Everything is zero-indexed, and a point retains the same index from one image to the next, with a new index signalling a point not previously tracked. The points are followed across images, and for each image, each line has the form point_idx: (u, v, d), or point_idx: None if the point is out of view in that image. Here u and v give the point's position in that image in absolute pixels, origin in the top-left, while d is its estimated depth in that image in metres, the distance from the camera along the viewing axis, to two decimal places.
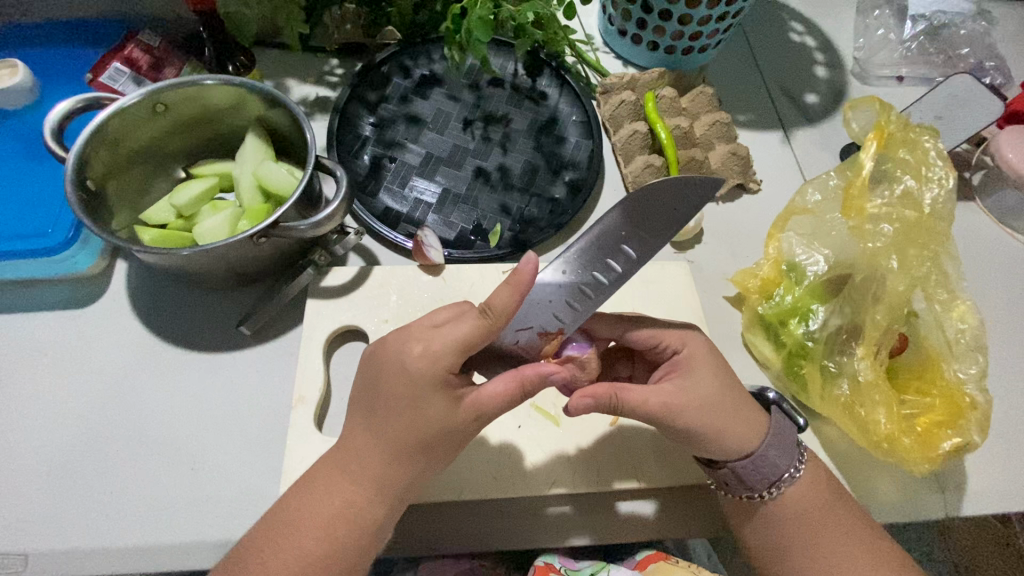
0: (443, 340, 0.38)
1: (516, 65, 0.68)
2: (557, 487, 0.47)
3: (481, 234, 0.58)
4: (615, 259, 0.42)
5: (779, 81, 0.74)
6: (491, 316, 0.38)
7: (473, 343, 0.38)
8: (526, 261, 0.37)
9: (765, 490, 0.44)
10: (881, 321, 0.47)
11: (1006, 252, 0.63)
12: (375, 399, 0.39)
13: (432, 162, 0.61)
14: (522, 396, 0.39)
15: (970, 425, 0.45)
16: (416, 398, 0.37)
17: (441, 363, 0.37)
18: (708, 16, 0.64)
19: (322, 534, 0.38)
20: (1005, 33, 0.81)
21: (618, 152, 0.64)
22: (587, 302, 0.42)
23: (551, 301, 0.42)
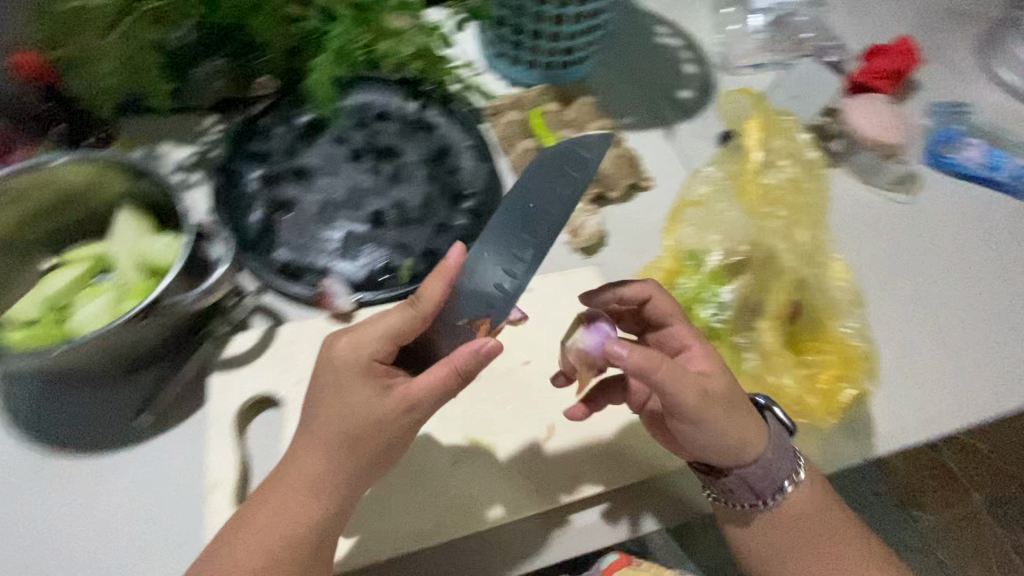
0: (369, 335, 0.38)
1: (401, 99, 0.67)
2: (503, 515, 0.47)
3: (388, 272, 0.56)
4: (531, 228, 0.43)
5: (654, 81, 0.79)
6: (420, 306, 0.39)
7: (401, 333, 0.38)
8: (454, 251, 0.39)
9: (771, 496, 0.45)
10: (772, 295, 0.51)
11: (873, 208, 0.70)
12: (324, 408, 0.37)
13: (328, 208, 0.60)
14: (459, 373, 0.37)
15: (859, 375, 0.50)
16: (352, 385, 0.37)
17: (365, 350, 0.38)
18: (576, 31, 0.68)
19: (275, 567, 0.36)
20: (838, 16, 0.91)
21: (514, 170, 0.65)
22: (516, 280, 0.42)
23: (474, 291, 0.42)
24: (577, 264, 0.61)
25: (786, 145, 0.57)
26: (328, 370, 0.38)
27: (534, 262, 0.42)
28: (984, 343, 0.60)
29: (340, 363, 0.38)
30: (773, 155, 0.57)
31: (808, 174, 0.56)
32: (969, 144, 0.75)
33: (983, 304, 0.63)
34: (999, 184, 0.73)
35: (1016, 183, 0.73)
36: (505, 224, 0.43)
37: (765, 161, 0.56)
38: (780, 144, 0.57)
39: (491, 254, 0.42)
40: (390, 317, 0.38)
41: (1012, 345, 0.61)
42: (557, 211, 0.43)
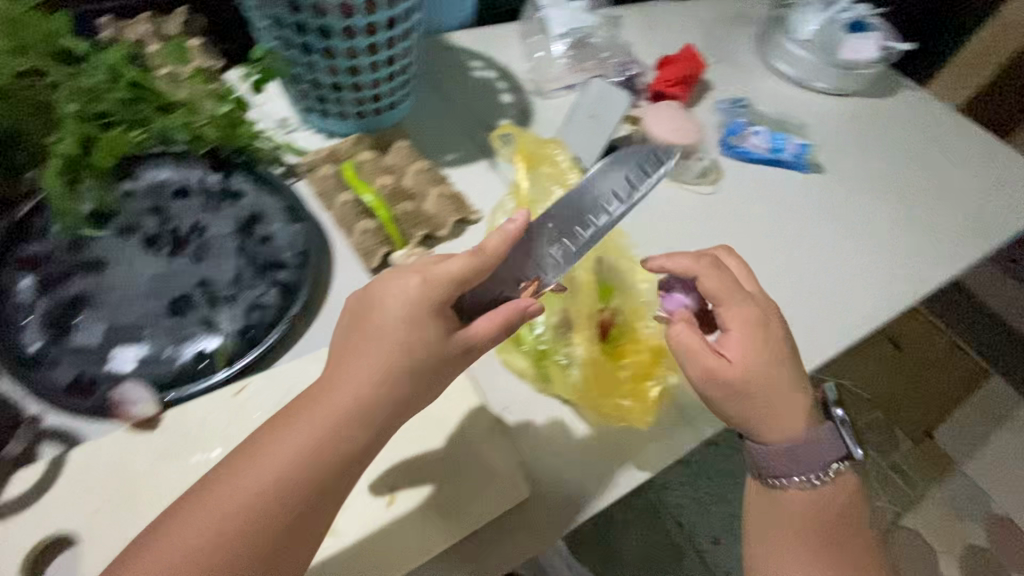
0: (450, 270, 0.42)
1: (200, 171, 0.64)
2: None
3: (201, 360, 0.52)
4: (614, 199, 0.48)
5: (473, 115, 0.82)
6: (484, 253, 0.43)
7: (475, 272, 0.43)
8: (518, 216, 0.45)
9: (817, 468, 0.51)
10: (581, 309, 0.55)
11: (684, 203, 0.77)
12: (395, 345, 0.40)
13: (125, 302, 0.55)
14: (511, 318, 0.43)
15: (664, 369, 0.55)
16: (426, 320, 0.41)
17: (439, 291, 0.42)
18: (376, 79, 0.68)
19: (213, 556, 0.36)
20: (634, 34, 1.01)
21: (336, 226, 0.64)
22: (555, 266, 0.48)
23: (526, 255, 0.47)
24: None
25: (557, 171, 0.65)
26: (389, 308, 0.41)
27: (582, 248, 0.48)
28: (781, 309, 0.69)
29: (439, 286, 0.41)
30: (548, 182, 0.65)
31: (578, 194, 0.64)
32: (752, 131, 0.84)
33: (778, 274, 0.73)
34: (785, 162, 0.84)
35: (798, 159, 0.84)
36: (570, 204, 0.47)
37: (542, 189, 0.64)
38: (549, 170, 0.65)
39: (551, 226, 0.47)
40: (453, 263, 0.42)
41: (803, 306, 0.70)
42: (610, 219, 0.48)
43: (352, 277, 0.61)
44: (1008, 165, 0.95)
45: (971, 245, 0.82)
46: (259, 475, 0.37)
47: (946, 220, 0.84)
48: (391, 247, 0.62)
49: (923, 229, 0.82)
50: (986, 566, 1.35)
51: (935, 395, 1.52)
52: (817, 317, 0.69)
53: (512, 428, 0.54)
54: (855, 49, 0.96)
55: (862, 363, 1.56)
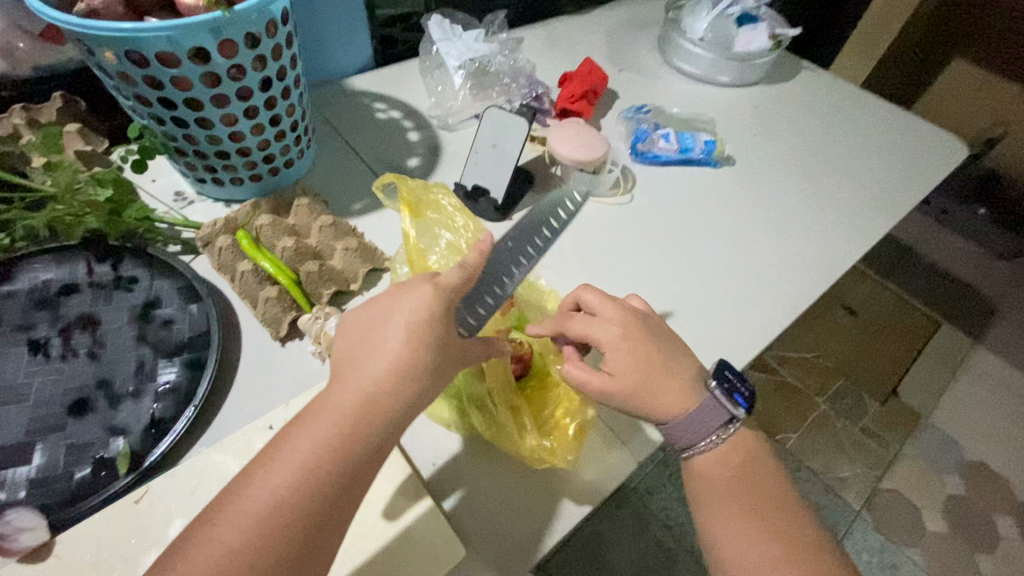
0: (448, 280, 0.45)
1: (86, 263, 0.60)
2: None
3: (100, 467, 0.49)
4: (522, 249, 0.61)
5: (380, 158, 0.81)
6: (467, 267, 0.46)
7: (465, 281, 0.46)
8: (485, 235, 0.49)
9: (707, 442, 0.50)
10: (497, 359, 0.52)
11: (602, 216, 0.77)
12: (371, 375, 0.41)
13: (9, 419, 0.51)
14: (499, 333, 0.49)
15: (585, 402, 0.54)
16: (433, 325, 0.43)
17: (434, 300, 0.43)
18: (264, 141, 0.66)
19: None
20: (535, 55, 1.02)
21: (241, 297, 0.61)
22: (513, 277, 0.57)
23: (488, 274, 0.56)
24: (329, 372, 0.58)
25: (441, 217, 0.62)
26: (380, 328, 0.43)
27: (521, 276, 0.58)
28: (708, 308, 0.69)
29: (451, 289, 0.44)
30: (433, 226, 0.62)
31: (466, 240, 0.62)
32: (660, 135, 0.85)
33: (701, 273, 0.73)
34: (695, 160, 0.85)
35: (707, 156, 0.85)
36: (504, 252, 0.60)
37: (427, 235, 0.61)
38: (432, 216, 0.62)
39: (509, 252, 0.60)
40: (451, 273, 0.45)
41: (729, 302, 0.70)
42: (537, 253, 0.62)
43: (262, 350, 0.59)
44: (904, 132, 0.99)
45: (881, 214, 0.84)
46: (246, 521, 0.36)
47: (854, 194, 0.87)
48: (300, 312, 0.60)
49: (833, 207, 0.85)
50: (968, 514, 1.36)
51: (891, 353, 1.56)
52: (744, 310, 0.70)
53: (434, 485, 0.52)
54: (748, 39, 0.99)
55: (819, 334, 1.59)
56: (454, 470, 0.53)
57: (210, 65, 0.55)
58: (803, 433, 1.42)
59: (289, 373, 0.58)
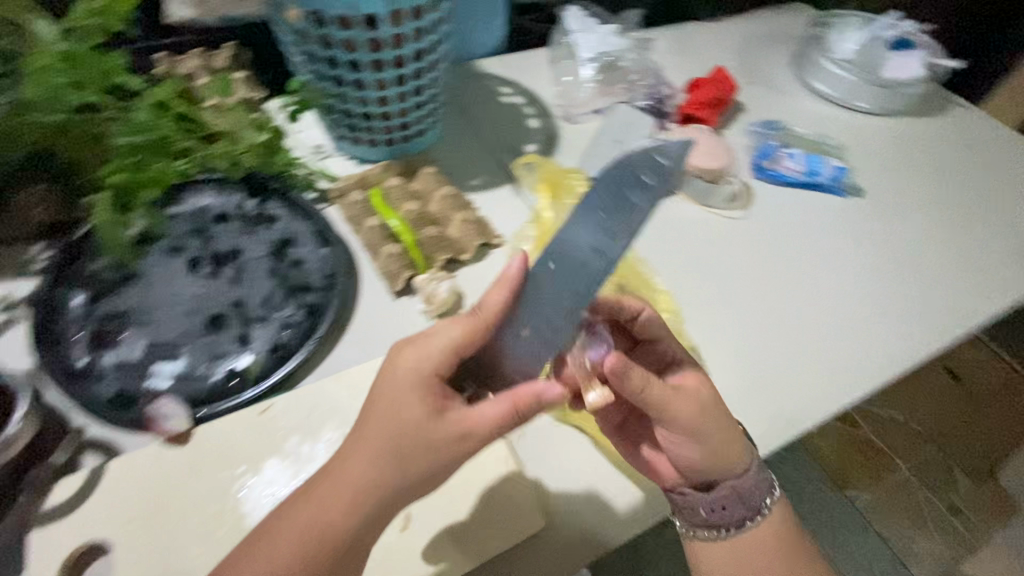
0: (433, 347, 0.42)
1: (239, 196, 0.67)
2: None
3: (232, 376, 0.54)
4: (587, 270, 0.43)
5: (501, 139, 0.83)
6: (478, 317, 0.44)
7: (461, 346, 0.43)
8: (514, 262, 0.45)
9: (756, 508, 0.51)
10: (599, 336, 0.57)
11: (715, 226, 0.75)
12: (353, 451, 0.39)
13: (162, 319, 0.57)
14: (518, 404, 0.42)
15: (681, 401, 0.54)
16: (409, 399, 0.40)
17: (427, 367, 0.41)
18: (405, 108, 0.70)
19: None
20: (665, 56, 1.01)
21: (365, 250, 0.66)
22: (568, 312, 0.44)
23: (537, 310, 0.45)
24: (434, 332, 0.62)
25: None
26: (370, 396, 0.41)
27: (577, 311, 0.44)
28: (817, 337, 0.66)
29: (433, 361, 0.42)
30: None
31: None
32: (786, 154, 0.82)
33: (813, 301, 0.70)
34: (821, 186, 0.81)
35: (835, 183, 0.81)
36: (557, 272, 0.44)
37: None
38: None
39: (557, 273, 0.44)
40: (438, 338, 0.42)
41: (840, 335, 0.67)
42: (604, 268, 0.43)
43: (375, 300, 0.63)
44: None
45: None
46: None
47: (992, 245, 0.80)
48: (415, 272, 0.64)
49: (966, 255, 0.78)
50: None
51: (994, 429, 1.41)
52: (854, 346, 0.66)
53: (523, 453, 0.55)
54: (898, 66, 0.94)
55: (914, 392, 1.46)
56: (541, 447, 0.55)
57: (376, 31, 0.60)
58: (876, 493, 1.33)
59: (399, 325, 0.62)
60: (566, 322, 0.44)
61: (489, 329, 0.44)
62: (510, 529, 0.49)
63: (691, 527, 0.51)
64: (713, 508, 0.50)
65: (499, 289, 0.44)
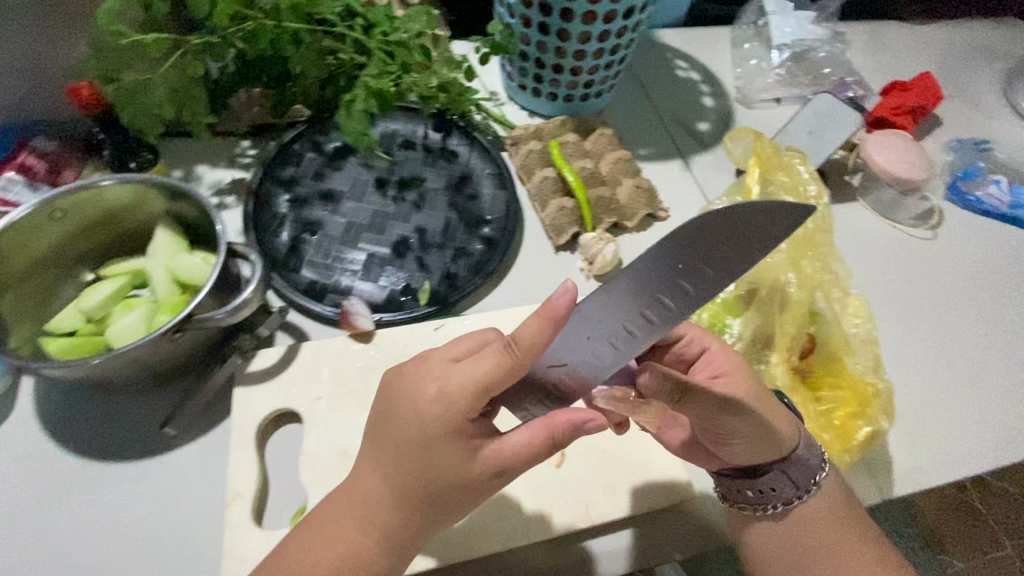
0: (463, 378, 0.36)
1: (425, 128, 0.71)
2: (533, 536, 0.47)
3: (410, 293, 0.59)
4: (656, 304, 0.38)
5: (673, 113, 0.81)
6: (514, 351, 0.36)
7: (491, 382, 0.36)
8: (562, 290, 0.36)
9: (807, 487, 0.44)
10: (791, 329, 0.50)
11: (895, 242, 0.70)
12: (395, 481, 0.37)
13: (354, 230, 0.63)
14: (553, 434, 0.38)
15: (876, 413, 0.47)
16: (443, 446, 0.36)
17: (454, 404, 0.36)
18: (595, 66, 0.70)
19: None
20: (857, 53, 0.93)
21: (533, 199, 0.67)
22: (633, 339, 0.38)
23: (591, 336, 0.40)
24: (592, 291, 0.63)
25: (791, 179, 0.58)
26: (390, 431, 0.38)
27: (630, 347, 0.38)
28: (1001, 381, 0.60)
29: (460, 397, 0.36)
30: (776, 190, 0.58)
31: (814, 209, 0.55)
32: (991, 180, 0.75)
33: (1001, 341, 0.63)
34: None
35: None
36: (619, 297, 0.39)
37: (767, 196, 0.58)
38: (783, 179, 0.58)
39: (610, 303, 0.40)
40: (469, 369, 0.36)
41: None
42: (677, 308, 0.37)
43: (538, 250, 0.65)
44: None
45: None
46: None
47: None
48: (582, 229, 0.65)
49: None
50: None
51: None
52: None
53: None
54: None
55: None
56: None
57: None
58: None
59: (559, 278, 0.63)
60: (609, 361, 0.39)
61: (527, 364, 0.37)
62: (637, 490, 0.50)
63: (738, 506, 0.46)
64: (760, 490, 0.45)
65: (541, 322, 0.36)
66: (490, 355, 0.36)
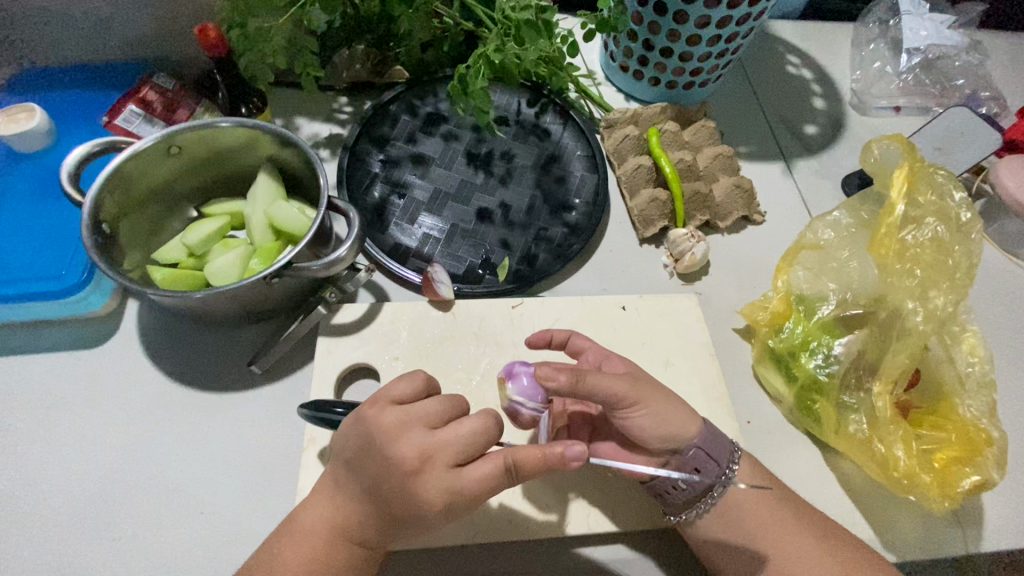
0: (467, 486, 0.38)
1: (521, 101, 0.70)
2: (592, 526, 0.47)
3: (489, 267, 0.59)
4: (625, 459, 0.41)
5: (779, 112, 0.76)
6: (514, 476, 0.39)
7: (489, 489, 0.38)
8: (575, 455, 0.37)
9: (728, 464, 0.45)
10: (901, 359, 0.46)
11: (1014, 280, 0.63)
12: None
13: (440, 198, 0.63)
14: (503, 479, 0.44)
15: (987, 461, 0.44)
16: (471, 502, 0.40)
17: (458, 499, 0.38)
18: (708, 53, 0.66)
19: None
20: (996, 65, 0.84)
21: (622, 186, 0.65)
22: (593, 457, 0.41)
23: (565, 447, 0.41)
24: (673, 288, 0.61)
25: (934, 202, 0.51)
26: None
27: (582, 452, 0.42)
28: None
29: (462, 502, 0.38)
30: (912, 211, 0.51)
31: (957, 237, 0.50)
32: None
33: None
34: None
35: None
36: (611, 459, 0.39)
37: (907, 219, 0.51)
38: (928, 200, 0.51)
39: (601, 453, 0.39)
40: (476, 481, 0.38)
41: None
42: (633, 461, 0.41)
43: (622, 239, 0.63)
44: None
45: None
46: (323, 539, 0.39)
47: None
48: (672, 224, 0.62)
49: None
50: None
51: None
52: None
53: (754, 443, 0.51)
54: None
55: None
56: (769, 438, 0.52)
57: None
58: None
59: (643, 272, 0.62)
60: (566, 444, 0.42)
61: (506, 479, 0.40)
62: None
63: (685, 511, 0.44)
64: (687, 477, 0.44)
65: (545, 465, 0.38)
66: (494, 463, 0.38)
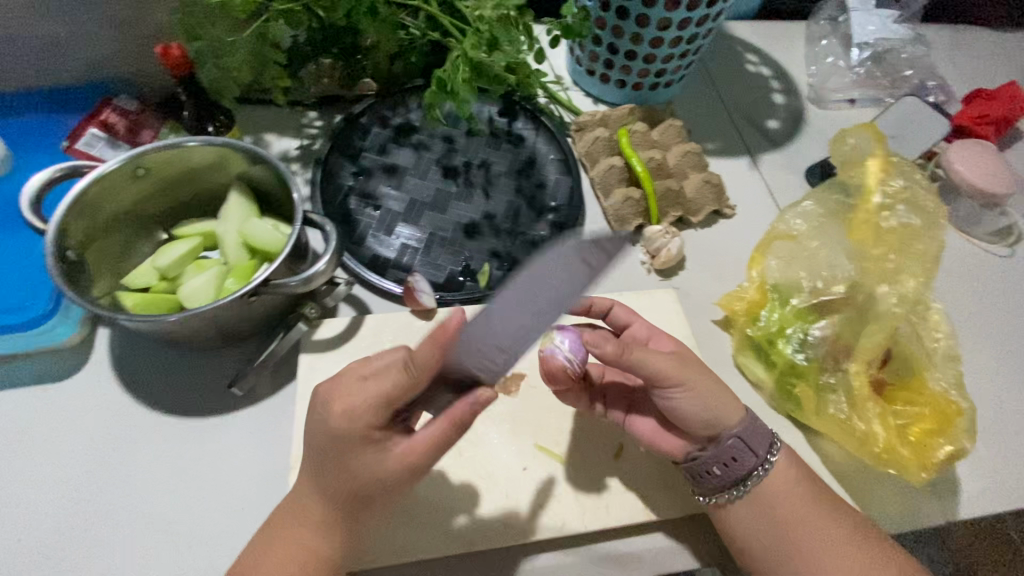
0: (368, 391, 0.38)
1: (492, 109, 0.70)
2: (587, 524, 0.47)
3: (469, 274, 0.59)
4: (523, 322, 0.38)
5: (742, 109, 0.78)
6: (411, 370, 0.38)
7: (392, 395, 0.38)
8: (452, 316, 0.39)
9: (766, 455, 0.45)
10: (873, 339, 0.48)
11: (972, 258, 0.66)
12: None
13: (416, 208, 0.63)
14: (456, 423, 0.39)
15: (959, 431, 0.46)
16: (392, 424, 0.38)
17: (364, 409, 0.38)
18: (670, 54, 0.68)
19: None
20: (940, 56, 0.89)
21: (596, 187, 0.66)
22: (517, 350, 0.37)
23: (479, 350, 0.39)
24: (651, 284, 0.62)
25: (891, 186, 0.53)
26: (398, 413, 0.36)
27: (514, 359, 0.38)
28: None
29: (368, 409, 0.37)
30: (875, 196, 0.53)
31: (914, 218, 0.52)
32: None
33: None
34: None
35: None
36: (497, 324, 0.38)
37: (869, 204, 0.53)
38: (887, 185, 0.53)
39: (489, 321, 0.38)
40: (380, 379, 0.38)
41: None
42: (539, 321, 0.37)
43: None
44: None
45: None
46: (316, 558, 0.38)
47: None
48: (646, 221, 0.63)
49: None
50: None
51: None
52: None
53: None
54: None
55: None
56: None
57: None
58: None
59: (621, 270, 0.62)
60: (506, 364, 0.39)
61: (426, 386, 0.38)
62: None
63: (718, 495, 0.45)
64: (723, 464, 0.45)
65: (433, 341, 0.38)
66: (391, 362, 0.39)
